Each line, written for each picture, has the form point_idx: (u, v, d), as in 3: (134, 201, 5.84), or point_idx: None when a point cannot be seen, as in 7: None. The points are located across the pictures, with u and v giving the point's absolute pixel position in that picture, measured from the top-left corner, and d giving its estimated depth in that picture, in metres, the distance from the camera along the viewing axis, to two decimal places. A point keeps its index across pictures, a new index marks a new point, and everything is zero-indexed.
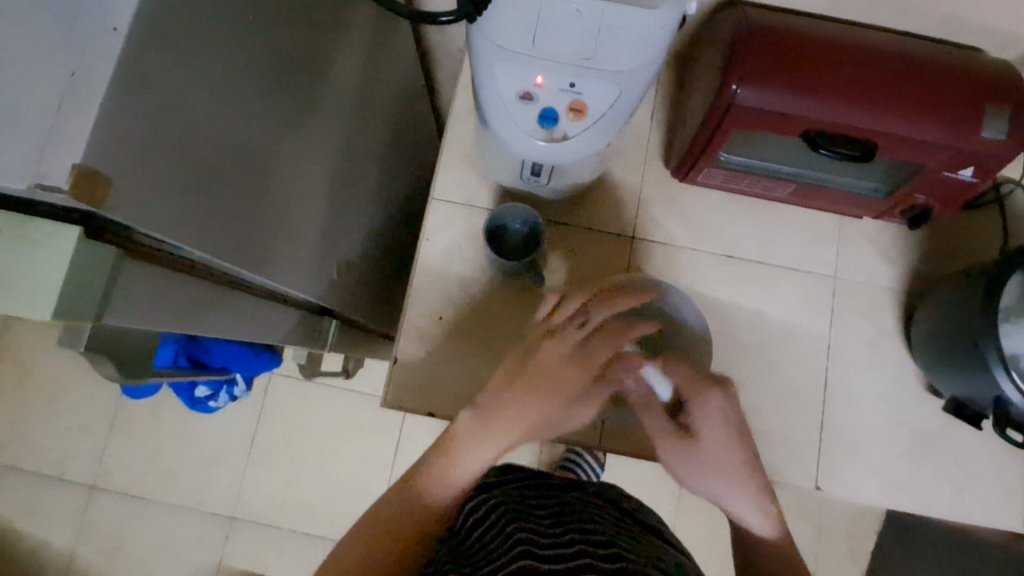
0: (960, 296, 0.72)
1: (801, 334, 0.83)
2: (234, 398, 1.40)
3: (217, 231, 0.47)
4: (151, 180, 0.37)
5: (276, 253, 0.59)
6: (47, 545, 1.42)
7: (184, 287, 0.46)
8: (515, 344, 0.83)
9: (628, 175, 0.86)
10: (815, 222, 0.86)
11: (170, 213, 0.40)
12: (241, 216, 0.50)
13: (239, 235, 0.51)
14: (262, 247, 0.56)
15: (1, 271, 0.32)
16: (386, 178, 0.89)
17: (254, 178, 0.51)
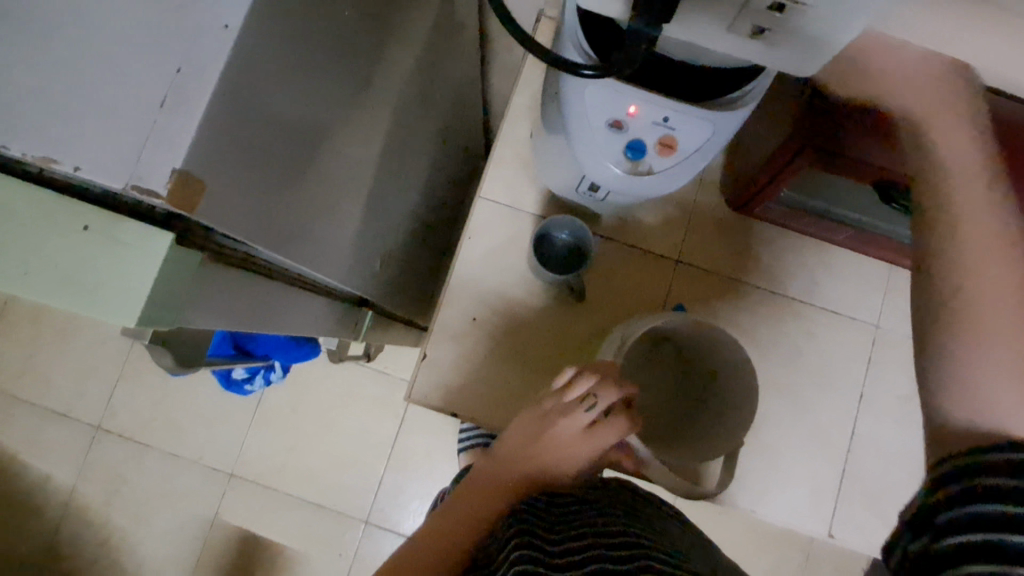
0: None
1: (835, 378, 0.82)
2: (268, 381, 1.39)
3: (279, 229, 0.45)
4: (236, 186, 0.37)
5: (322, 245, 0.57)
6: (47, 478, 1.43)
7: (248, 287, 0.46)
8: (546, 355, 0.82)
9: (679, 197, 0.84)
10: (864, 267, 0.84)
11: (247, 216, 0.39)
12: (299, 210, 0.48)
13: (295, 236, 0.50)
14: (313, 238, 0.54)
15: (91, 274, 0.31)
16: (432, 168, 0.87)
17: (312, 174, 0.50)
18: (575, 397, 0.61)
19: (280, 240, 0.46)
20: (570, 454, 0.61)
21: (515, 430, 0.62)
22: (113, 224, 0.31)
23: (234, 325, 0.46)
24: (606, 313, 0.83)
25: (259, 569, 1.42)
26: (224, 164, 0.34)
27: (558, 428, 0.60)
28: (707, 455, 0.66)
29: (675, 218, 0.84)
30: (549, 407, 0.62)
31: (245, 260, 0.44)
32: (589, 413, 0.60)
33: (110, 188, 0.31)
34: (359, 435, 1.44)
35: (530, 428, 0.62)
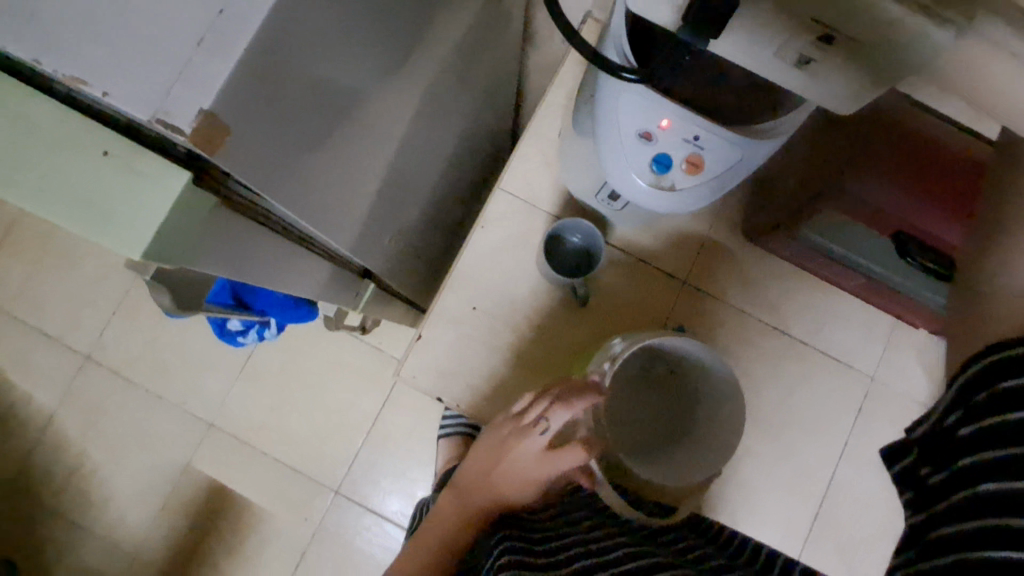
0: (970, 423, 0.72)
1: (823, 423, 0.82)
2: (262, 338, 1.36)
3: (296, 189, 0.45)
4: (259, 136, 0.37)
5: (335, 212, 0.57)
6: (31, 399, 1.44)
7: (256, 238, 0.46)
8: (541, 355, 0.82)
9: (696, 219, 0.84)
10: (871, 318, 0.83)
11: (264, 169, 0.39)
12: (317, 172, 0.48)
13: (310, 197, 0.49)
14: (328, 204, 0.55)
15: (104, 197, 0.31)
16: (457, 152, 0.87)
17: (337, 138, 0.50)
18: (531, 420, 0.61)
19: (293, 200, 0.46)
20: (527, 479, 0.62)
21: (476, 452, 0.64)
22: (134, 155, 0.31)
23: (236, 273, 0.46)
24: (605, 323, 0.83)
25: (223, 520, 1.42)
26: (251, 114, 0.34)
27: (510, 454, 0.61)
28: (684, 479, 0.65)
29: (688, 239, 0.84)
30: (507, 429, 0.62)
31: (257, 212, 0.44)
32: (543, 436, 0.60)
33: (134, 116, 0.31)
34: (342, 405, 1.45)
35: (490, 451, 0.63)
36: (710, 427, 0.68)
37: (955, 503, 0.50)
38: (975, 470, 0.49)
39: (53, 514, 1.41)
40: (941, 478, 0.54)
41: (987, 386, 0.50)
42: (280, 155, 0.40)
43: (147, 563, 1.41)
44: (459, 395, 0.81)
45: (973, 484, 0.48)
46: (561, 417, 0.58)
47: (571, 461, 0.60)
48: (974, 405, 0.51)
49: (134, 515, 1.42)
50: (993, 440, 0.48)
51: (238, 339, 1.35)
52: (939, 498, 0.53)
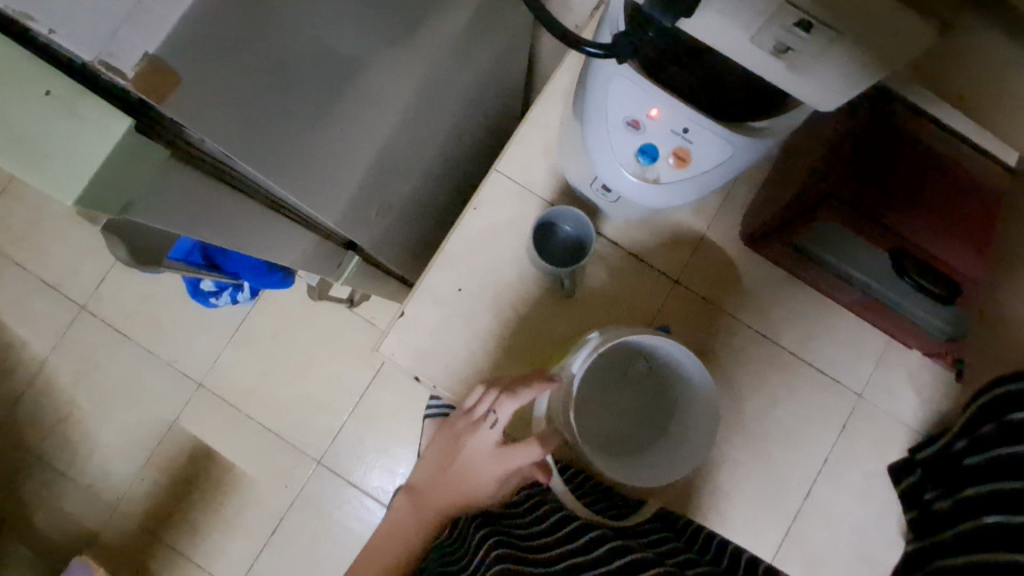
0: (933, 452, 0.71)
1: (804, 437, 0.80)
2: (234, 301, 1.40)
3: (268, 150, 0.44)
4: (223, 90, 0.36)
5: (319, 181, 0.56)
6: (26, 344, 1.45)
7: (222, 198, 0.44)
8: (523, 343, 0.80)
9: (693, 219, 0.82)
10: (864, 334, 0.81)
11: (229, 124, 0.38)
12: (294, 137, 0.47)
13: (289, 161, 0.48)
14: (310, 172, 0.53)
15: (41, 136, 0.30)
16: (457, 130, 0.85)
17: (323, 103, 0.49)
18: (480, 414, 0.62)
19: (264, 161, 0.45)
20: (480, 476, 0.63)
21: (431, 453, 0.66)
22: (77, 98, 0.30)
23: (196, 232, 0.45)
24: (591, 316, 0.81)
25: (204, 480, 1.43)
26: (214, 66, 0.34)
27: (462, 451, 0.62)
28: (650, 479, 0.63)
29: (684, 238, 0.82)
30: (459, 426, 0.64)
31: (223, 171, 0.43)
32: (492, 430, 0.61)
33: (79, 56, 0.30)
34: (330, 377, 1.45)
35: (444, 447, 0.64)
36: (685, 431, 0.66)
37: (958, 532, 0.48)
38: (981, 499, 0.47)
39: (39, 458, 1.43)
40: (948, 505, 0.52)
41: (994, 417, 0.49)
42: (247, 114, 0.39)
43: (127, 514, 1.43)
44: (437, 376, 0.80)
45: (977, 512, 0.47)
46: (508, 409, 0.59)
47: (519, 454, 0.60)
48: (984, 434, 0.50)
49: (117, 467, 1.43)
50: (999, 471, 0.46)
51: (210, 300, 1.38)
52: (944, 524, 0.51)
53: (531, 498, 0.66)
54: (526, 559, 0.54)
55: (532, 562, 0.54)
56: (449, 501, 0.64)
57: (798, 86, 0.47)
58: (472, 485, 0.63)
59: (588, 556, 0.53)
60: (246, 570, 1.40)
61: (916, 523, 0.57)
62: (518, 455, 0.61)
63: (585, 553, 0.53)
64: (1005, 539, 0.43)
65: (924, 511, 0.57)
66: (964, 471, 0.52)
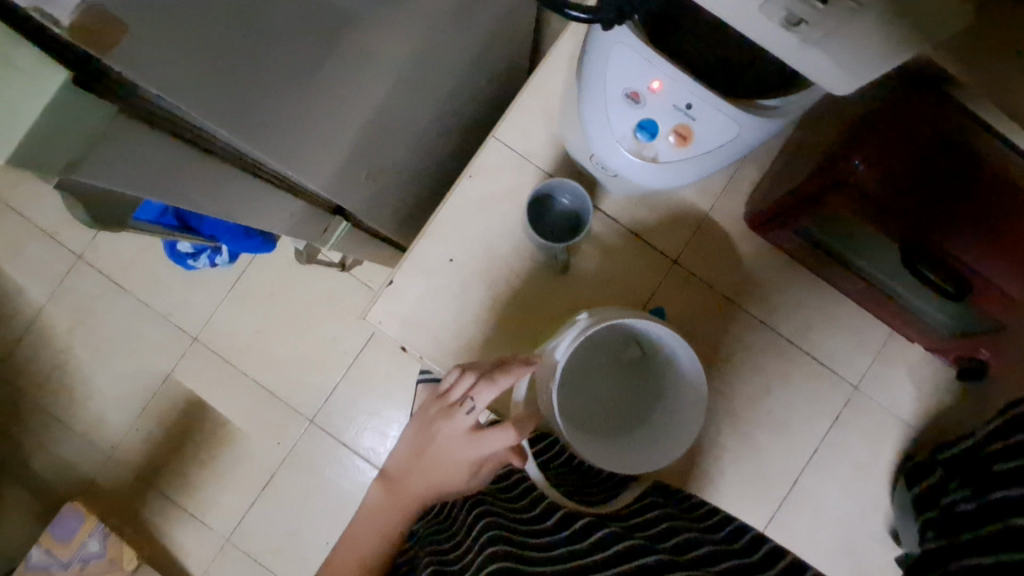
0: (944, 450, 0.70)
1: (796, 426, 0.79)
2: (212, 262, 1.38)
3: (237, 109, 0.41)
4: (178, 40, 0.33)
5: (302, 144, 0.53)
6: (22, 291, 1.44)
7: (189, 161, 0.42)
8: (514, 318, 0.78)
9: (698, 197, 0.79)
10: (866, 325, 0.79)
11: (188, 79, 0.35)
12: (269, 95, 0.44)
13: (266, 121, 0.46)
14: (292, 134, 0.51)
15: None
16: (458, 93, 0.81)
17: (307, 62, 0.46)
18: (458, 398, 0.61)
19: (232, 120, 0.42)
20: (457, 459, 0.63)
21: (408, 436, 0.66)
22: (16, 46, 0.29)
23: (162, 195, 0.43)
24: (584, 293, 0.79)
25: (198, 434, 1.44)
26: (163, 14, 0.31)
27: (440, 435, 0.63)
28: (636, 461, 0.62)
29: (686, 216, 0.79)
30: (435, 410, 0.63)
31: (188, 131, 0.41)
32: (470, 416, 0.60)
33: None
34: (324, 338, 1.44)
35: (422, 430, 0.63)
36: (668, 418, 0.65)
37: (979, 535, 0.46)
38: (1015, 501, 0.44)
39: (35, 404, 1.44)
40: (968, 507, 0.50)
41: None
42: (210, 69, 0.36)
43: (122, 463, 1.44)
44: (425, 347, 0.78)
45: (1000, 515, 0.45)
46: (486, 395, 0.58)
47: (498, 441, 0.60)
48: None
49: (111, 417, 1.44)
50: None
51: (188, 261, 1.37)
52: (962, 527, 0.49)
53: (526, 483, 0.64)
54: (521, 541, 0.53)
55: (532, 546, 0.52)
56: (427, 484, 0.65)
57: (814, 61, 0.44)
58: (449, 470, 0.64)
59: (579, 547, 0.51)
60: (236, 523, 1.42)
61: (938, 524, 0.55)
62: (495, 439, 0.60)
63: (576, 545, 0.51)
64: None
65: (946, 508, 0.55)
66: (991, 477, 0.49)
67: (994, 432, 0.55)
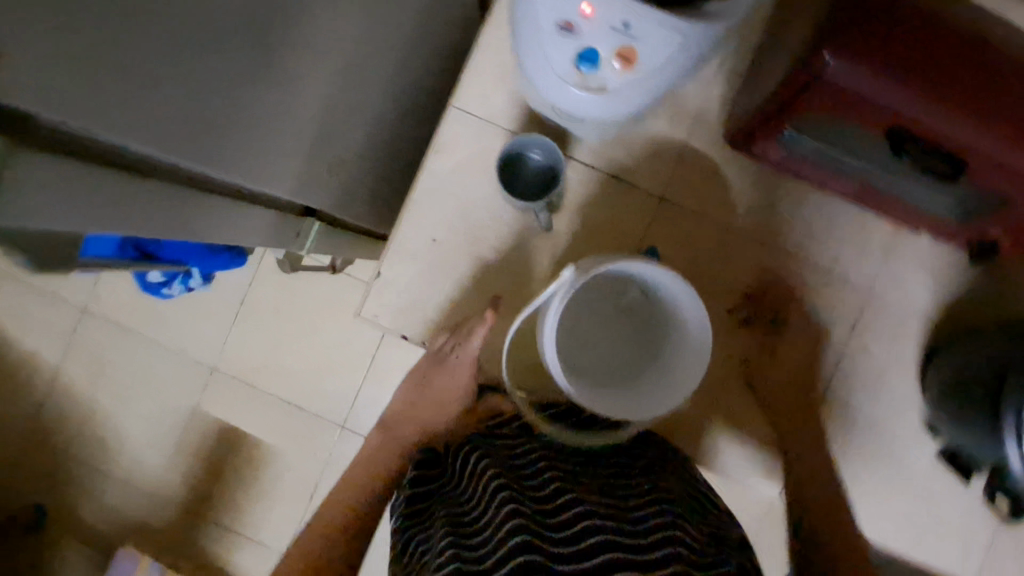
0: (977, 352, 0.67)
1: (813, 340, 0.77)
2: (189, 288, 1.38)
3: (153, 118, 0.41)
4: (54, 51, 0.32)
5: (247, 150, 0.53)
6: (38, 354, 1.46)
7: (128, 186, 0.42)
8: (510, 287, 0.77)
9: (673, 126, 0.76)
10: (868, 224, 0.76)
11: (85, 93, 0.35)
12: (191, 102, 0.43)
13: (192, 126, 0.44)
14: (231, 141, 0.50)
15: None
16: (409, 68, 0.78)
17: (224, 57, 0.44)
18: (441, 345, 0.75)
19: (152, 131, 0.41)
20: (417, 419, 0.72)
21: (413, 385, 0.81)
22: None
23: (113, 225, 0.43)
24: (574, 248, 0.76)
25: (234, 460, 1.46)
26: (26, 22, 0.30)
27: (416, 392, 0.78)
28: (634, 407, 0.61)
29: (663, 149, 0.76)
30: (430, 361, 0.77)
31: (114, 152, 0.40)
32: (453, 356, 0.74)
33: None
34: (336, 343, 1.44)
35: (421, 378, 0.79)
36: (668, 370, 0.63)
37: None
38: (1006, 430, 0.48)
39: (74, 459, 1.47)
40: None
41: None
42: (100, 76, 0.35)
43: (168, 500, 1.47)
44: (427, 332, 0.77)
45: None
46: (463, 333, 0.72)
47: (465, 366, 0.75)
48: None
49: (149, 458, 1.46)
50: None
51: (163, 290, 1.37)
52: None
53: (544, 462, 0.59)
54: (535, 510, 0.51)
55: (545, 514, 0.50)
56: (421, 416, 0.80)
57: None
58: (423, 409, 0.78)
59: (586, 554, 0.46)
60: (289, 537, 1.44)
61: None
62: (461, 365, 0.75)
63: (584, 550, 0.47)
64: None
65: None
66: None
67: None
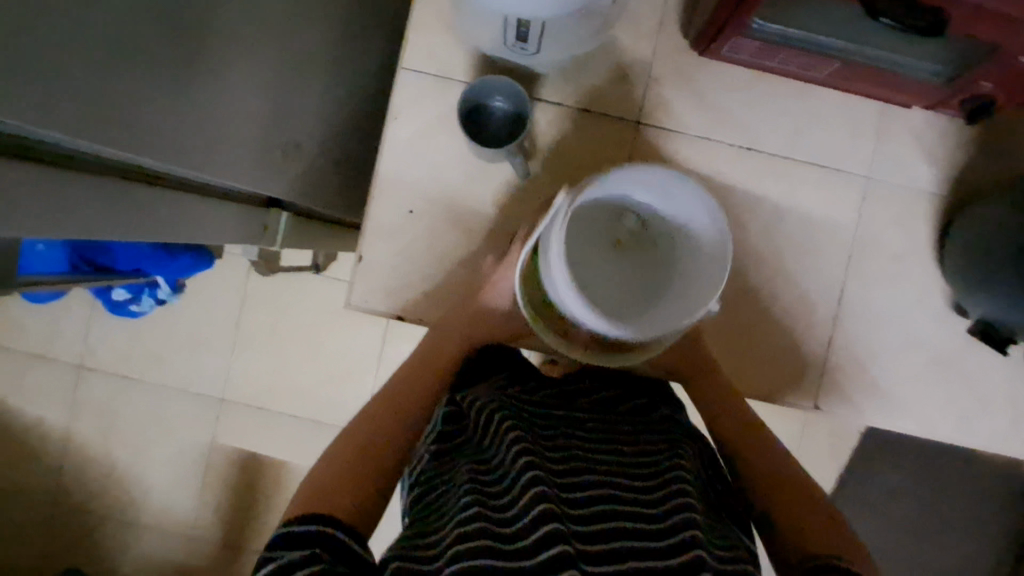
0: (991, 219, 0.64)
1: (821, 240, 0.73)
2: (159, 300, 1.36)
3: (73, 110, 0.38)
4: None
5: (189, 141, 0.50)
6: (44, 420, 1.42)
7: (46, 182, 0.40)
8: (499, 246, 0.73)
9: (634, 46, 0.72)
10: (856, 109, 0.72)
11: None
12: (108, 87, 0.40)
13: (117, 116, 0.42)
14: (166, 132, 0.47)
15: None
16: (351, 40, 0.74)
17: (141, 41, 0.41)
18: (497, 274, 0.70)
19: (72, 124, 0.38)
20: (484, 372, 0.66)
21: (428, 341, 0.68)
22: None
23: (29, 231, 0.40)
24: (557, 192, 0.73)
25: (261, 486, 1.43)
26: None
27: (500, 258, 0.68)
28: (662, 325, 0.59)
29: (629, 71, 0.72)
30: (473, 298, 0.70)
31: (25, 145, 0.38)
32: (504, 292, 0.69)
33: None
34: (338, 350, 1.40)
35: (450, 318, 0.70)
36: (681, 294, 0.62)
37: None
38: None
39: (102, 517, 1.44)
40: None
41: None
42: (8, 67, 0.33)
43: (204, 538, 1.44)
44: (423, 308, 0.74)
45: None
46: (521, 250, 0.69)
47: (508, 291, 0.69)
48: None
49: (176, 501, 1.43)
50: None
51: (132, 307, 1.36)
52: None
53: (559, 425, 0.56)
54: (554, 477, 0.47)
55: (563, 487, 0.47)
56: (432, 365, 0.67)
57: None
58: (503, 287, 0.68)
59: (609, 535, 0.43)
60: None
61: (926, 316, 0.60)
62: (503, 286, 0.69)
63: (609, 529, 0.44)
64: None
65: None
66: None
67: None
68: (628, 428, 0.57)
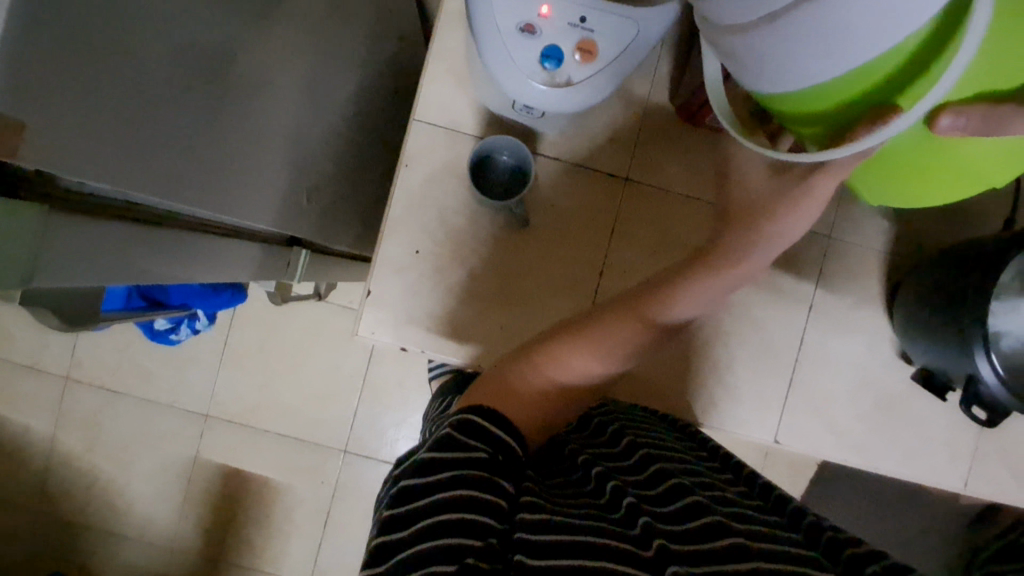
0: (927, 280, 0.73)
1: (786, 289, 0.82)
2: (195, 330, 1.39)
3: (172, 177, 0.45)
4: (94, 129, 0.36)
5: (240, 196, 0.56)
6: (28, 429, 1.43)
7: (146, 237, 0.46)
8: (504, 280, 0.80)
9: (626, 110, 0.80)
10: None
11: (125, 164, 0.39)
12: (195, 156, 0.47)
13: (201, 181, 0.49)
14: (227, 188, 0.54)
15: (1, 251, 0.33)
16: (369, 89, 0.81)
17: (215, 114, 0.48)
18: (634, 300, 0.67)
19: (172, 191, 0.45)
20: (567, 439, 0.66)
21: (570, 341, 0.62)
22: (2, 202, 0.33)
23: (129, 280, 0.47)
24: (552, 237, 0.80)
25: (243, 502, 1.44)
26: (44, 91, 0.32)
27: (618, 316, 0.64)
28: None
29: (621, 132, 0.80)
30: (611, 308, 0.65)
31: (134, 207, 0.44)
32: (641, 338, 0.64)
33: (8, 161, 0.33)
34: (328, 370, 1.44)
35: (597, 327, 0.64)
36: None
37: (968, 321, 0.65)
38: (962, 322, 0.66)
39: (82, 528, 1.44)
40: (942, 321, 0.68)
41: (956, 300, 0.67)
42: (132, 150, 0.40)
43: (184, 551, 1.45)
44: (425, 339, 0.80)
45: (954, 326, 0.66)
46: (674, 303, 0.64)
47: (635, 339, 0.64)
48: (953, 302, 0.67)
49: (158, 514, 1.44)
50: (956, 319, 0.66)
51: (171, 336, 1.37)
52: (950, 318, 0.67)
53: (625, 438, 0.63)
54: (638, 494, 0.51)
55: (647, 499, 0.51)
56: (570, 373, 0.61)
57: None
58: (615, 348, 0.63)
59: (680, 513, 0.49)
60: (310, 566, 1.44)
61: (939, 331, 0.69)
62: (634, 338, 0.64)
63: (679, 508, 0.49)
64: (971, 315, 0.65)
65: (935, 321, 0.70)
66: (954, 314, 0.67)
67: (936, 292, 0.70)
68: (686, 456, 0.62)
